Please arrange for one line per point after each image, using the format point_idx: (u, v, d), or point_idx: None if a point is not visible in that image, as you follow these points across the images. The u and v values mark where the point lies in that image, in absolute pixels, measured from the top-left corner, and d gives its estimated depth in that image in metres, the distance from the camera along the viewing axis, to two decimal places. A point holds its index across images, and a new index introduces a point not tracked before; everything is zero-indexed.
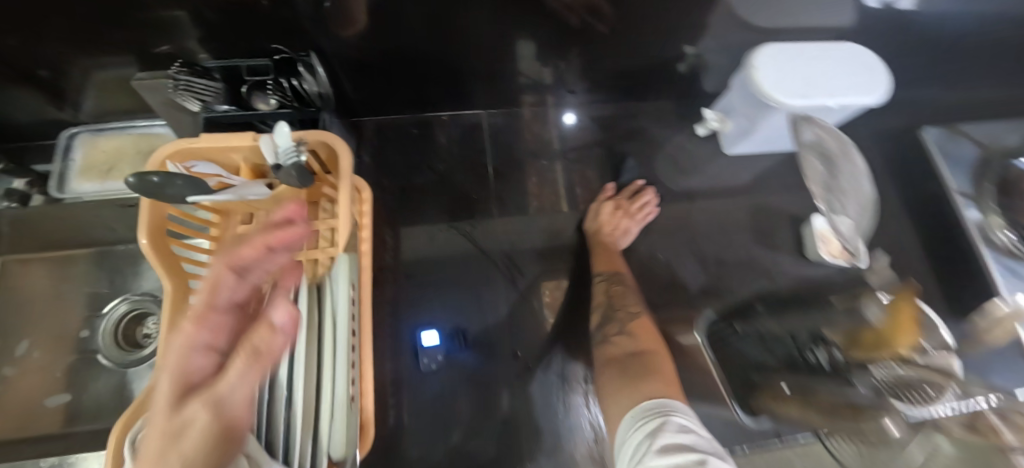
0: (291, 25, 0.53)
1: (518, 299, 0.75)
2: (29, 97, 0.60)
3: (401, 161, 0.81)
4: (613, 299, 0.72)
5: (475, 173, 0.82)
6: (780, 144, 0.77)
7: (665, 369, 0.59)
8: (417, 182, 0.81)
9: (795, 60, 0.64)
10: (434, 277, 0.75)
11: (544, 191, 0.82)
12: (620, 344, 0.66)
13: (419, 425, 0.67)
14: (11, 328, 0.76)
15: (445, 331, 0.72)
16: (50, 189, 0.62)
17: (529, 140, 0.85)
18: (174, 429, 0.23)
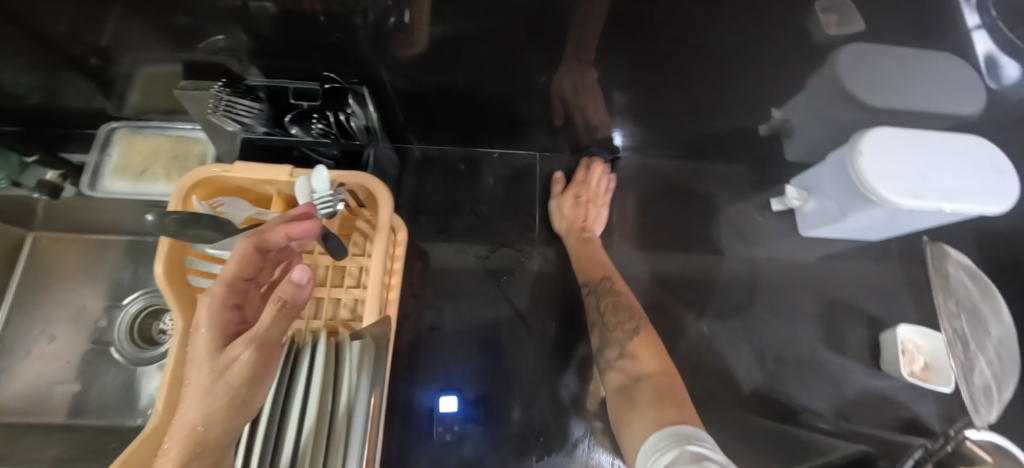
0: (346, 57, 0.50)
1: (541, 360, 0.70)
2: (81, 84, 0.59)
3: (443, 199, 0.78)
4: (602, 306, 0.62)
5: (518, 222, 0.78)
6: (862, 235, 0.68)
7: (669, 387, 0.47)
8: (457, 224, 0.77)
9: (908, 150, 0.54)
10: (457, 323, 0.71)
11: (582, 243, 0.76)
12: (621, 368, 0.53)
13: None
14: (38, 302, 0.77)
15: (467, 400, 0.67)
16: (82, 184, 0.59)
17: (575, 188, 0.80)
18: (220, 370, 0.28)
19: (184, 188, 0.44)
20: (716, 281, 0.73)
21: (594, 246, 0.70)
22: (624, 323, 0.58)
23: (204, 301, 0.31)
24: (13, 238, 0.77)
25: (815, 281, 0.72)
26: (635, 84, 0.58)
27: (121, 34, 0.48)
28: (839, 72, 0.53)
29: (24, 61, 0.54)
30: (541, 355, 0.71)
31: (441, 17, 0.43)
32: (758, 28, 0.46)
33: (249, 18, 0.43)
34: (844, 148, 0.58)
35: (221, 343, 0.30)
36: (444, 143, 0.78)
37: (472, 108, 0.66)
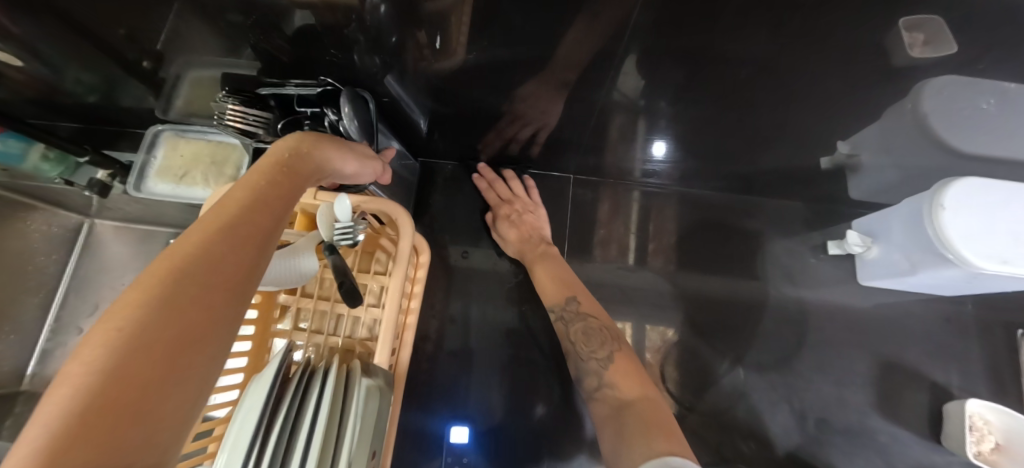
0: (354, 70, 0.49)
1: (558, 393, 0.68)
2: (129, 85, 0.61)
3: (469, 214, 0.77)
4: (572, 335, 0.60)
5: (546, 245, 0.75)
6: (938, 289, 0.60)
7: (655, 417, 0.44)
8: (483, 243, 0.75)
9: (993, 209, 0.47)
10: (475, 345, 0.70)
11: (610, 272, 0.72)
12: (608, 398, 0.51)
13: None
14: (89, 285, 0.83)
15: (480, 422, 0.67)
16: (129, 185, 0.62)
17: (607, 214, 0.76)
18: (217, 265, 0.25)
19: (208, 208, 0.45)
20: (756, 326, 0.67)
21: (550, 265, 0.67)
22: (597, 350, 0.56)
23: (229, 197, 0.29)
24: (72, 224, 0.83)
25: (869, 337, 0.66)
26: (684, 109, 0.54)
27: (169, 43, 0.49)
28: (924, 108, 0.47)
29: (82, 64, 0.56)
30: (558, 386, 0.69)
31: (478, 36, 0.41)
32: (836, 56, 0.41)
33: (261, 35, 0.43)
34: (920, 199, 0.51)
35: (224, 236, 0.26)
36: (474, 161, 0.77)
37: (505, 125, 0.63)
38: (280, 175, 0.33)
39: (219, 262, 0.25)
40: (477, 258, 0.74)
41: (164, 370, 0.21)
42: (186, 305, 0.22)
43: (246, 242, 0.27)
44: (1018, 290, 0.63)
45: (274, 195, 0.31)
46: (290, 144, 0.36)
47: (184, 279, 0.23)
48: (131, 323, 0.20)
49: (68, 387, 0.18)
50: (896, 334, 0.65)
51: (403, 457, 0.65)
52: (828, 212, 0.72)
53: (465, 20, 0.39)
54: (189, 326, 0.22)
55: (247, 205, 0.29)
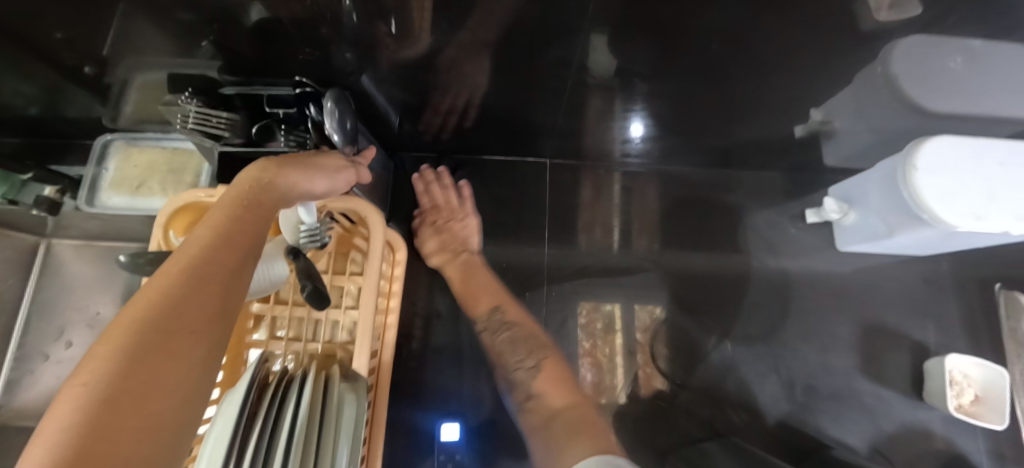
0: (330, 69, 0.47)
1: None
2: (70, 93, 0.57)
3: (450, 209, 0.75)
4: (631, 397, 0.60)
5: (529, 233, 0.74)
6: (915, 250, 0.61)
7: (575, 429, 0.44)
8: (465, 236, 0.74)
9: (963, 169, 0.47)
10: (462, 341, 0.69)
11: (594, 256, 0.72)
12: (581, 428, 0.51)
13: None
14: (53, 308, 0.78)
15: (474, 417, 0.66)
16: (81, 199, 0.58)
17: (588, 199, 0.75)
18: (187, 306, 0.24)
19: (164, 217, 0.42)
20: (743, 300, 0.68)
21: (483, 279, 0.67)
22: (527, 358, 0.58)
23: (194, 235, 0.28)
24: (28, 245, 0.78)
25: (852, 302, 0.66)
26: (657, 86, 0.52)
27: (105, 46, 0.45)
28: (893, 71, 0.46)
29: (11, 73, 0.52)
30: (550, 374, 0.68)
31: (436, 19, 0.39)
32: (805, 22, 0.40)
33: (221, 35, 0.40)
34: (894, 162, 0.51)
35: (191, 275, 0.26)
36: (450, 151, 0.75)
37: (479, 114, 0.62)
38: (241, 211, 0.31)
39: (185, 303, 0.24)
40: (459, 250, 0.73)
41: (139, 415, 0.20)
42: (156, 351, 0.22)
43: (211, 280, 0.26)
44: (991, 248, 0.65)
45: (240, 230, 0.30)
46: (251, 177, 0.34)
47: (153, 329, 0.22)
48: (99, 379, 0.20)
49: (43, 442, 0.17)
50: (876, 296, 0.67)
51: (396, 458, 0.64)
52: (808, 181, 0.73)
53: (421, 5, 0.36)
54: (162, 373, 0.21)
55: (211, 246, 0.28)
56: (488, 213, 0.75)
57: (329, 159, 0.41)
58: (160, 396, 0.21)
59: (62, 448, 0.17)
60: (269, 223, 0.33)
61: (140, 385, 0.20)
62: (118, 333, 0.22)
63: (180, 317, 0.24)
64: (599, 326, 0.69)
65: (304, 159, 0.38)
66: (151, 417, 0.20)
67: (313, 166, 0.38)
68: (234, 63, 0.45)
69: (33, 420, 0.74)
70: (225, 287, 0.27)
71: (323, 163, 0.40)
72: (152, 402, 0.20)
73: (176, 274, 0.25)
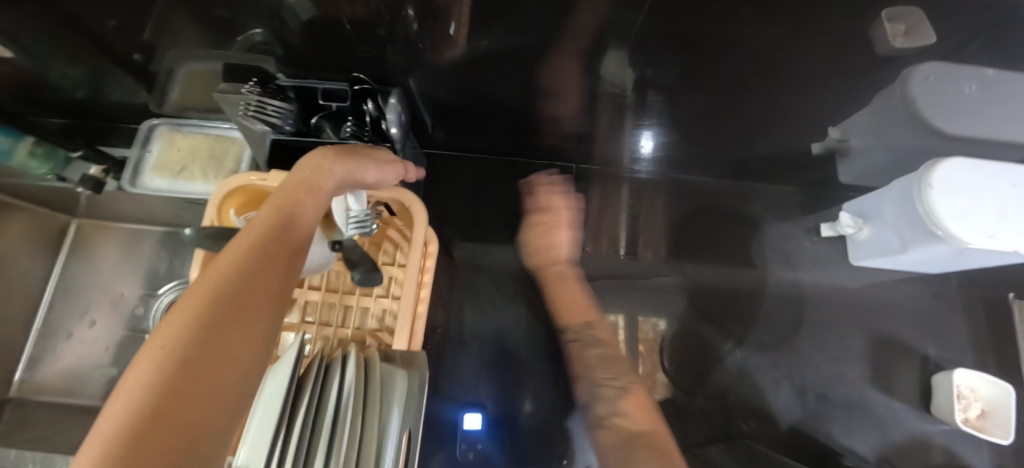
0: (382, 68, 0.50)
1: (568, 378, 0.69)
2: (121, 78, 0.59)
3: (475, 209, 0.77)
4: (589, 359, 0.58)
5: None
6: (925, 267, 0.63)
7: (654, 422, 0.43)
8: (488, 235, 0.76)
9: (978, 188, 0.49)
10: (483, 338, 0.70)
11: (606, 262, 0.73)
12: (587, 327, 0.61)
13: None
14: (78, 287, 0.80)
15: (491, 410, 0.67)
16: (124, 180, 0.61)
17: (598, 210, 0.77)
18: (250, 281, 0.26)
19: (218, 197, 0.44)
20: (756, 308, 0.70)
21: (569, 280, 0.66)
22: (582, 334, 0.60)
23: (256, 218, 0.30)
24: (58, 224, 0.80)
25: (862, 315, 0.68)
26: (683, 96, 0.55)
27: (162, 31, 0.48)
28: (911, 93, 0.49)
29: (70, 56, 0.54)
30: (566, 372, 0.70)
31: (487, 23, 0.41)
32: (831, 40, 0.42)
33: (280, 25, 0.43)
34: (910, 179, 0.54)
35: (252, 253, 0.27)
36: (478, 152, 0.77)
37: (509, 117, 0.64)
38: (300, 198, 0.33)
39: (251, 279, 0.26)
40: (481, 249, 0.75)
41: (210, 378, 0.21)
42: (224, 321, 0.23)
43: (271, 261, 0.28)
44: (997, 266, 0.67)
45: (299, 217, 0.32)
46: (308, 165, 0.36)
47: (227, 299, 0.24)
48: (177, 341, 0.21)
49: (128, 392, 0.18)
50: (885, 310, 0.69)
51: None
52: (821, 197, 0.75)
53: (465, 11, 0.39)
54: (233, 341, 0.23)
55: (273, 229, 0.30)
56: (511, 214, 0.77)
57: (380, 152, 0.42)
58: (228, 362, 0.22)
59: (146, 400, 0.18)
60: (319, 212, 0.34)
61: (212, 348, 0.21)
62: (197, 299, 0.23)
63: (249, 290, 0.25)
64: None
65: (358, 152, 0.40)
66: (221, 381, 0.21)
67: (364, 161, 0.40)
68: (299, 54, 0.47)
69: (53, 396, 0.74)
70: (283, 269, 0.28)
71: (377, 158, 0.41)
72: (222, 367, 0.21)
73: (244, 251, 0.27)
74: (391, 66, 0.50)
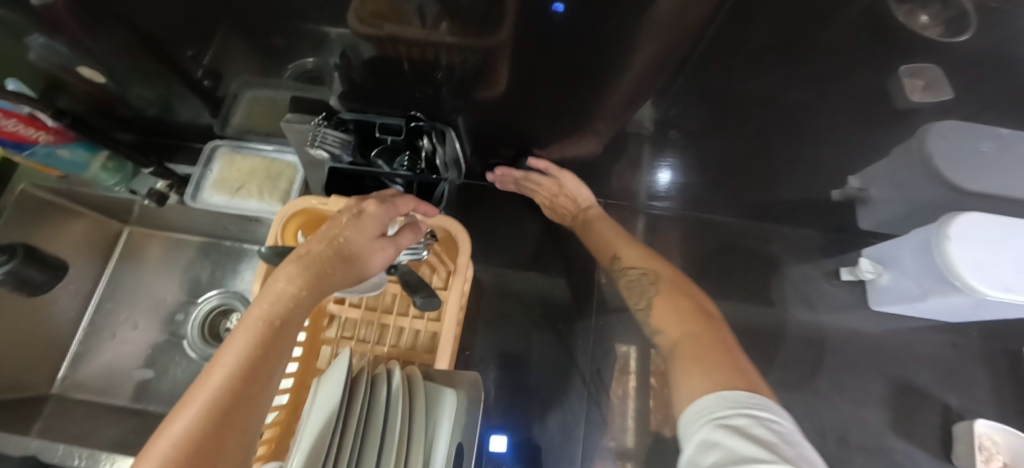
0: (436, 105, 0.55)
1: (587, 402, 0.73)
2: (193, 102, 0.65)
3: (504, 236, 0.81)
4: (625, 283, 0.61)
5: (573, 266, 0.81)
6: (946, 316, 0.65)
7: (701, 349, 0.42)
8: (515, 263, 0.80)
9: (996, 241, 0.51)
10: (507, 359, 0.74)
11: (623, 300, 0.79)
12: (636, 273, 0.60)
13: None
14: (123, 291, 0.84)
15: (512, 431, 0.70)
16: (186, 194, 0.66)
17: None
18: (257, 366, 0.26)
19: (286, 215, 0.49)
20: (776, 347, 0.71)
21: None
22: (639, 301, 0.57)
23: (274, 283, 0.30)
24: (113, 231, 0.85)
25: (882, 359, 0.69)
26: (705, 139, 0.58)
27: (241, 62, 0.54)
28: (930, 150, 0.51)
29: (153, 81, 0.60)
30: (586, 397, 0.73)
31: (521, 66, 0.46)
32: (847, 98, 0.46)
33: (348, 66, 0.49)
34: (928, 230, 0.56)
35: (267, 331, 0.28)
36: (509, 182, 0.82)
37: (542, 152, 0.69)
38: (314, 275, 0.32)
39: (261, 365, 0.26)
40: (508, 273, 0.79)
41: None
42: (228, 417, 0.23)
43: (280, 341, 0.28)
44: (1018, 319, 0.68)
45: (303, 303, 0.31)
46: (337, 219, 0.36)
47: (215, 409, 0.23)
48: (180, 441, 0.21)
49: None
50: (903, 355, 0.69)
51: None
52: (841, 241, 0.77)
53: (508, 58, 0.44)
54: (218, 464, 0.22)
55: (267, 323, 0.28)
56: (536, 242, 0.82)
57: (376, 221, 0.37)
58: (223, 463, 0.23)
59: None
60: (353, 274, 0.35)
61: (212, 450, 0.22)
62: (186, 417, 0.23)
63: (241, 393, 0.25)
64: (617, 372, 0.76)
65: (357, 226, 0.36)
66: None
67: (359, 242, 0.35)
68: (373, 84, 0.52)
69: (92, 393, 0.77)
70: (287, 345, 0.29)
71: (362, 241, 0.35)
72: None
73: (257, 331, 0.28)
74: (443, 104, 0.55)
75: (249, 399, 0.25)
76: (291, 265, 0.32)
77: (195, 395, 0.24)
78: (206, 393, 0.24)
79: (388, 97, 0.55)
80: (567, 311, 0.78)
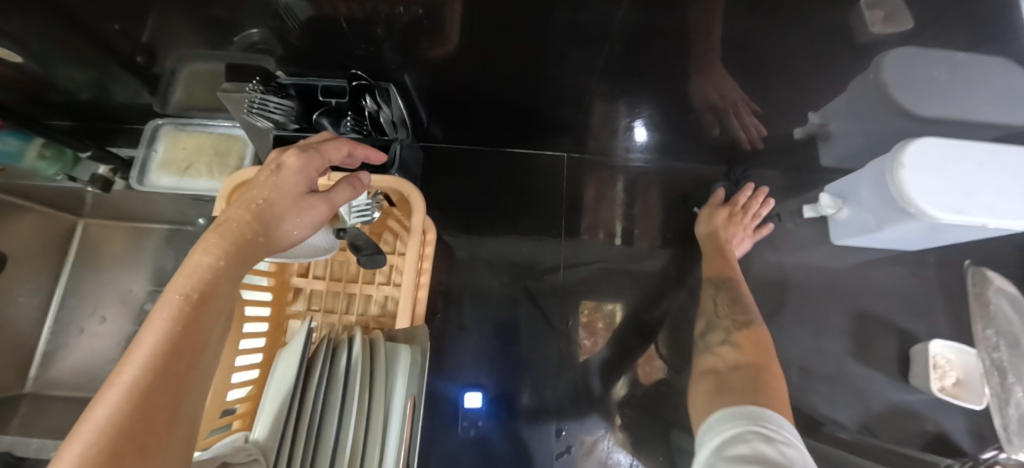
0: (380, 64, 0.52)
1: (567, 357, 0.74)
2: (126, 80, 0.61)
3: (471, 198, 0.80)
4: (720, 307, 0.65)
5: (545, 225, 0.80)
6: (904, 244, 0.66)
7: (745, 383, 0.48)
8: (485, 227, 0.79)
9: (944, 166, 0.52)
10: (486, 325, 0.75)
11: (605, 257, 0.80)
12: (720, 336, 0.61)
13: (430, 456, 0.69)
14: (85, 286, 0.81)
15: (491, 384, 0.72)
16: (132, 178, 0.63)
17: (594, 202, 0.82)
18: (189, 334, 0.26)
19: (226, 192, 0.47)
20: (745, 289, 0.72)
21: None
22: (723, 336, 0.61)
23: (195, 255, 0.30)
24: (66, 224, 0.82)
25: (845, 292, 0.71)
26: (666, 86, 0.57)
27: (166, 38, 0.50)
28: (884, 77, 0.51)
29: (76, 60, 0.56)
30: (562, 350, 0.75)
31: (469, 17, 0.43)
32: (803, 32, 0.44)
33: (280, 28, 0.45)
34: (883, 160, 0.57)
35: (192, 301, 0.27)
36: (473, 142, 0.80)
37: (502, 110, 0.67)
38: (235, 243, 0.31)
39: (189, 335, 0.26)
40: (478, 237, 0.79)
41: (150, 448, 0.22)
42: (162, 386, 0.23)
43: (208, 310, 0.28)
44: (972, 243, 0.70)
45: (225, 272, 0.30)
46: (256, 181, 0.35)
47: (145, 379, 0.23)
48: (111, 416, 0.21)
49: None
50: (864, 287, 0.71)
51: (427, 421, 0.70)
52: (807, 180, 0.78)
53: (454, 8, 0.41)
54: (157, 427, 0.22)
55: (187, 294, 0.28)
56: (505, 204, 0.81)
57: (293, 174, 0.35)
58: (166, 429, 0.23)
59: None
60: (282, 238, 0.35)
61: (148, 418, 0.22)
62: (112, 390, 0.22)
63: (169, 363, 0.24)
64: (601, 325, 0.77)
65: (271, 187, 0.34)
66: (157, 449, 0.22)
67: (278, 203, 0.34)
68: (312, 47, 0.48)
69: (67, 390, 0.77)
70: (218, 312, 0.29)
71: (280, 202, 0.34)
72: (159, 440, 0.22)
73: (180, 303, 0.27)
74: (387, 61, 0.52)
75: (182, 368, 0.25)
76: (207, 238, 0.31)
77: (120, 373, 0.23)
78: (131, 367, 0.23)
79: (329, 59, 0.51)
80: (541, 269, 0.78)
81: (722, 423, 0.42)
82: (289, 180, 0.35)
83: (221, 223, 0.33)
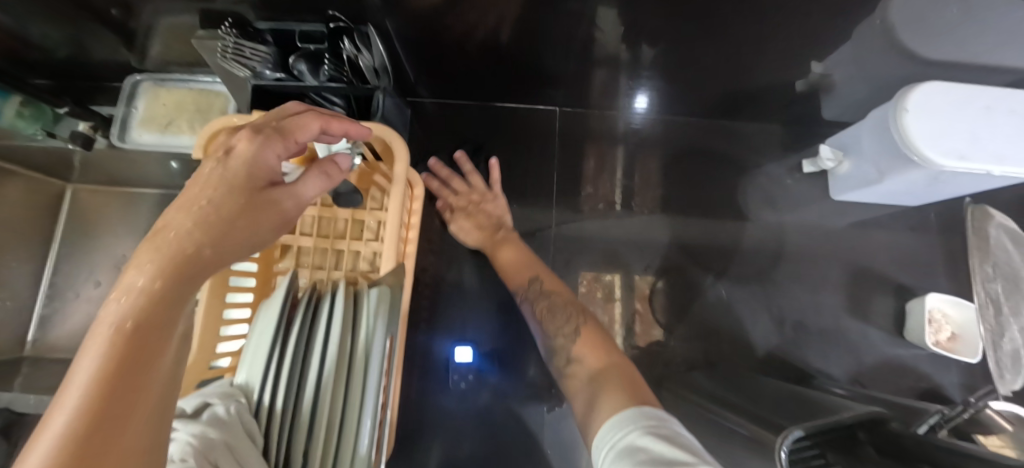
0: (358, 7, 0.49)
1: None
2: (99, 36, 0.59)
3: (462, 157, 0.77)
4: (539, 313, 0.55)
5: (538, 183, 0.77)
6: (907, 198, 0.65)
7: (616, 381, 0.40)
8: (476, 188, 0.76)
9: (949, 111, 0.50)
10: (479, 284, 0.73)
11: (599, 233, 0.73)
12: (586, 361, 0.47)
13: (425, 414, 0.70)
14: (78, 252, 0.81)
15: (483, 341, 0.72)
16: (113, 136, 0.62)
17: (594, 170, 0.77)
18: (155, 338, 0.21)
19: (202, 139, 0.45)
20: (741, 246, 0.72)
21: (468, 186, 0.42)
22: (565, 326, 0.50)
23: (161, 237, 0.25)
24: (55, 190, 0.81)
25: (844, 249, 0.70)
26: (662, 41, 0.54)
27: None
28: (891, 21, 0.48)
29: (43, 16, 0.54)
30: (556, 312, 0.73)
31: None
32: None
33: None
34: (886, 107, 0.54)
35: (154, 294, 0.22)
36: (463, 98, 0.76)
37: (491, 64, 0.64)
38: (210, 231, 0.26)
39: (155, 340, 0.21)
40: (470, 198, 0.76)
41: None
42: (122, 407, 0.19)
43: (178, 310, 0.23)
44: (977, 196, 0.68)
45: (198, 261, 0.25)
46: (238, 158, 0.30)
47: (94, 397, 0.18)
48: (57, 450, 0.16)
49: None
50: (863, 244, 0.70)
51: (422, 379, 0.71)
52: (809, 135, 0.75)
53: None
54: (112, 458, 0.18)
55: (150, 287, 0.22)
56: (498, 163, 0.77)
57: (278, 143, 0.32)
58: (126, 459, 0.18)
59: None
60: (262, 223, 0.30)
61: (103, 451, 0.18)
62: (55, 411, 0.17)
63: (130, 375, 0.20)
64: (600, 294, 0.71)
65: (238, 165, 0.30)
66: None
67: (252, 183, 0.30)
68: None
69: (69, 353, 0.78)
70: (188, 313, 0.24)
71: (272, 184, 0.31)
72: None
73: (142, 296, 0.22)
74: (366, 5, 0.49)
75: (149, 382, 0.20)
76: (175, 219, 0.26)
77: (64, 388, 0.18)
78: (77, 381, 0.18)
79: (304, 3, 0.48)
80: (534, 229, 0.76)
81: (615, 433, 0.33)
82: (276, 149, 0.31)
83: (188, 198, 0.28)
